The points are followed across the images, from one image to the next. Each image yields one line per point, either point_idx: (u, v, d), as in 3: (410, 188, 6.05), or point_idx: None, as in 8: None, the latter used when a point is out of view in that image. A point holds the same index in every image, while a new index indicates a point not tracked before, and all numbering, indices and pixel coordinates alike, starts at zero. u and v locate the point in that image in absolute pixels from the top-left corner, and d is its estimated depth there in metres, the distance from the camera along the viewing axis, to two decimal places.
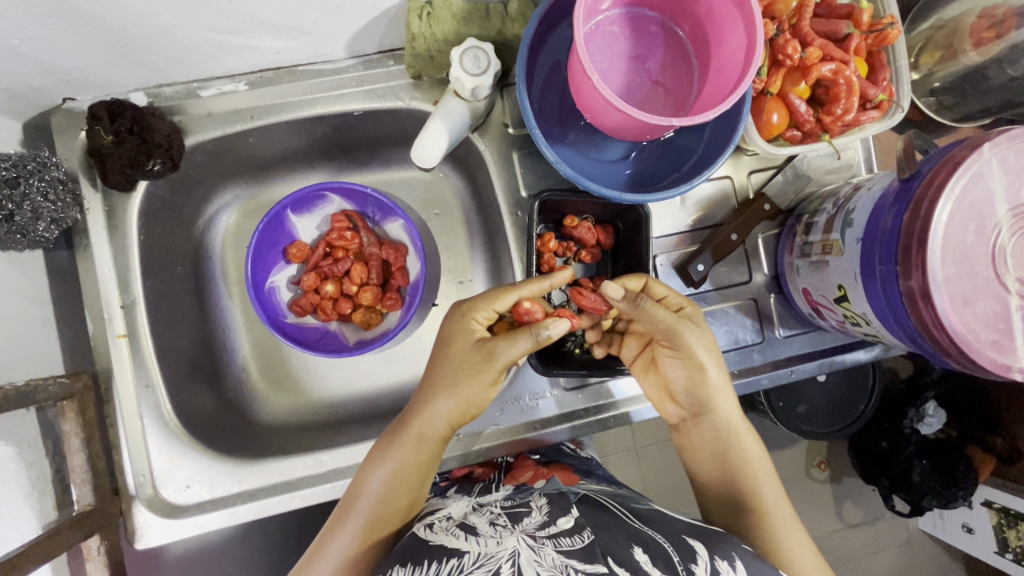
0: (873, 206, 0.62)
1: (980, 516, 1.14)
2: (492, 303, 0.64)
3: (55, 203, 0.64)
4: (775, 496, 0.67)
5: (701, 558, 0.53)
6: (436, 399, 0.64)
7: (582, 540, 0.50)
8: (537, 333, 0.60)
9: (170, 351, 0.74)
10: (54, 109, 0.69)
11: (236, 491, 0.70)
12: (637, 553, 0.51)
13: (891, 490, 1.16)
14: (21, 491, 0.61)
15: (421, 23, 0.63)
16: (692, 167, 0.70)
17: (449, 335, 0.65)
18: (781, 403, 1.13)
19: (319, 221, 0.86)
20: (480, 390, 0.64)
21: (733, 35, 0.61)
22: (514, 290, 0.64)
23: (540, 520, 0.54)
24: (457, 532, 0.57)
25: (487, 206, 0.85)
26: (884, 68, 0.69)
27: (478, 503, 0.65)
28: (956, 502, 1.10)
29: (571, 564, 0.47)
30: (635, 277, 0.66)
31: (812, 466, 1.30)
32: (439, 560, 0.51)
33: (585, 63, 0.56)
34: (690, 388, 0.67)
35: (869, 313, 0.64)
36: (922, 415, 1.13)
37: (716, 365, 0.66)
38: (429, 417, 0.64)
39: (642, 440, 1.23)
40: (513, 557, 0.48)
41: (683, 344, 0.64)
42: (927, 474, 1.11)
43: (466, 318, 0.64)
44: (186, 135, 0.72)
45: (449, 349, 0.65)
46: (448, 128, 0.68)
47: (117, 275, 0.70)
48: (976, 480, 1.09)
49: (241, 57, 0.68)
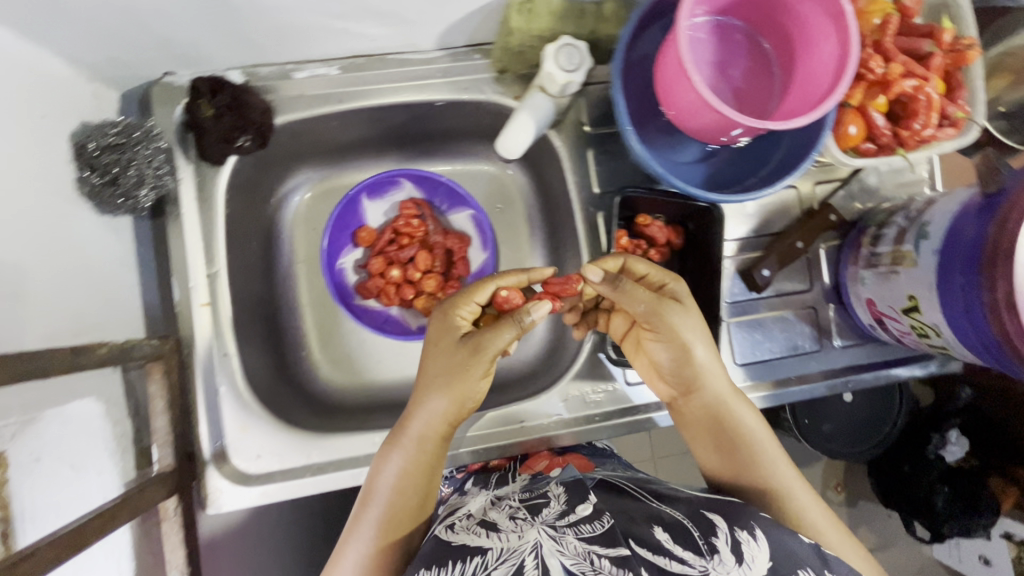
0: (949, 220, 0.64)
1: (997, 548, 1.12)
2: (472, 297, 0.66)
3: (157, 168, 0.67)
4: (780, 464, 0.65)
5: (720, 531, 0.52)
6: (428, 400, 0.63)
7: (602, 526, 0.51)
8: (521, 320, 0.62)
9: (243, 323, 0.76)
10: (155, 82, 0.71)
11: (303, 464, 0.71)
12: (658, 532, 0.52)
13: (911, 516, 1.18)
14: (107, 447, 0.63)
15: (520, 18, 0.66)
16: (771, 171, 0.72)
17: (435, 333, 0.66)
18: (807, 420, 1.13)
19: (386, 208, 0.88)
20: (476, 383, 0.64)
21: (822, 47, 0.63)
22: (491, 281, 0.67)
23: (559, 510, 0.56)
24: (478, 530, 0.57)
25: (553, 202, 0.87)
26: (961, 87, 0.71)
27: (495, 497, 0.68)
28: (978, 530, 1.10)
29: (593, 550, 0.47)
30: (613, 258, 0.68)
31: (828, 488, 1.32)
32: (463, 560, 0.51)
33: (688, 64, 0.57)
34: (678, 369, 0.68)
35: (941, 324, 0.65)
36: (945, 441, 1.15)
37: (702, 343, 0.66)
38: (425, 417, 0.63)
39: (659, 451, 1.23)
40: (536, 550, 0.48)
41: (670, 326, 0.65)
42: (950, 501, 1.11)
43: (451, 312, 0.66)
44: (277, 114, 0.74)
45: (436, 347, 0.65)
46: (535, 120, 0.71)
47: (203, 245, 0.71)
48: (997, 511, 1.09)
49: (338, 42, 0.70)
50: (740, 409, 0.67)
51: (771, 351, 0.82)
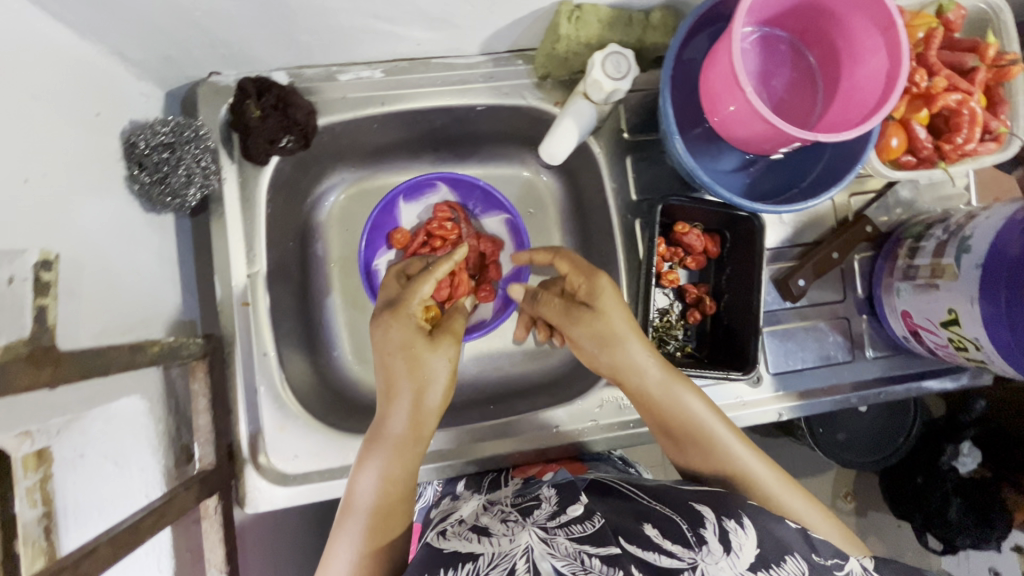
0: (994, 233, 0.64)
1: (1010, 560, 1.13)
2: (417, 294, 0.71)
3: (205, 167, 0.67)
4: (740, 448, 0.64)
5: (709, 522, 0.51)
6: (396, 402, 0.65)
7: (593, 526, 0.51)
8: (464, 311, 0.75)
9: (280, 323, 0.76)
10: (201, 82, 0.72)
11: (340, 465, 0.71)
12: (648, 529, 0.51)
13: (924, 527, 1.18)
14: (149, 445, 0.63)
15: (569, 25, 0.65)
16: (813, 182, 0.72)
17: (386, 338, 0.68)
18: (822, 428, 1.13)
19: (421, 210, 0.88)
20: (438, 376, 0.66)
21: (870, 60, 0.63)
22: (429, 278, 0.73)
23: (550, 510, 0.56)
24: (469, 535, 0.57)
25: (587, 207, 0.87)
26: (1004, 102, 0.71)
27: (488, 502, 0.67)
28: (989, 541, 1.10)
29: (584, 550, 0.46)
30: (546, 253, 0.75)
31: (839, 497, 1.32)
32: (455, 567, 0.49)
33: (741, 76, 0.58)
34: (623, 370, 0.67)
35: (982, 337, 0.65)
36: (957, 453, 1.14)
37: (638, 344, 0.66)
38: (393, 416, 0.65)
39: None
40: (527, 553, 0.47)
41: (607, 329, 0.67)
42: (963, 514, 1.11)
43: (398, 314, 0.69)
44: (319, 116, 0.75)
45: (390, 352, 0.67)
46: (578, 126, 0.71)
47: (244, 244, 0.72)
48: (1010, 522, 1.09)
49: (384, 46, 0.71)
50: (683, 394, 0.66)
51: (805, 360, 0.82)
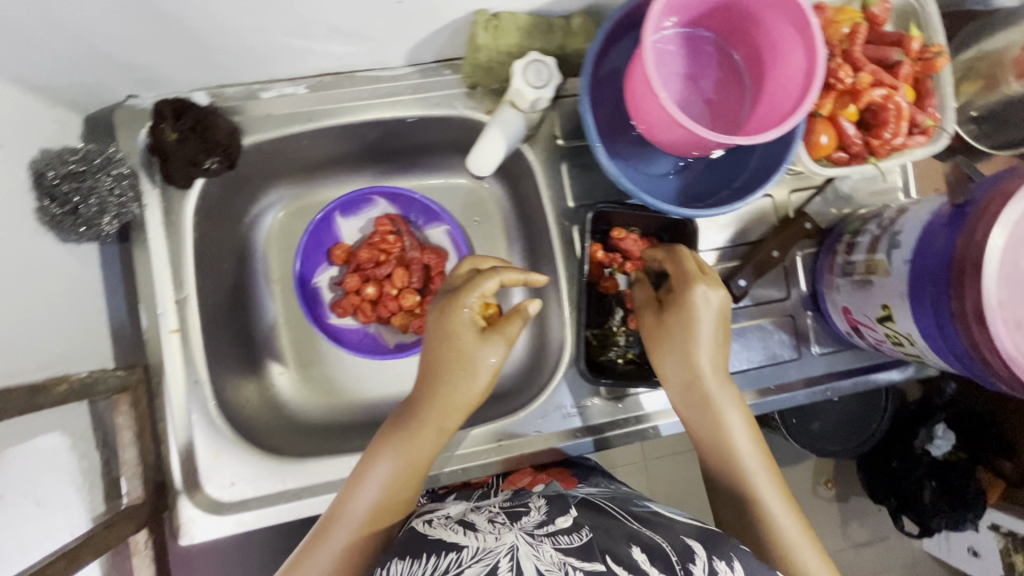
0: (921, 228, 0.64)
1: (986, 539, 1.15)
2: (477, 288, 0.65)
3: (119, 196, 0.65)
4: (770, 492, 0.66)
5: (699, 558, 0.52)
6: (437, 386, 0.66)
7: (579, 539, 0.52)
8: (525, 315, 0.67)
9: (215, 348, 0.75)
10: (117, 106, 0.70)
11: (278, 490, 0.70)
12: (634, 552, 0.52)
13: (898, 510, 1.18)
14: (73, 482, 0.61)
15: (486, 35, 0.65)
16: (741, 185, 0.71)
17: (436, 328, 0.66)
18: (794, 420, 1.15)
19: (362, 224, 0.87)
20: (481, 371, 0.66)
21: (790, 59, 0.63)
22: (495, 274, 0.65)
23: (538, 518, 0.56)
24: (455, 527, 0.58)
25: (529, 215, 0.86)
26: (931, 95, 0.71)
27: (475, 505, 0.67)
28: (964, 522, 1.12)
29: (568, 562, 0.48)
30: (660, 249, 0.72)
31: (819, 484, 1.31)
32: (438, 554, 0.52)
33: (654, 81, 0.57)
34: (685, 377, 0.67)
35: (914, 333, 0.65)
36: (931, 436, 1.13)
37: (708, 346, 0.66)
38: (432, 409, 0.66)
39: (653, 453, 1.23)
40: (511, 552, 0.49)
41: (690, 334, 0.66)
42: (937, 495, 1.12)
43: (456, 308, 0.65)
44: (244, 135, 0.73)
45: (444, 342, 0.66)
46: (505, 137, 0.70)
47: (171, 269, 0.70)
48: (984, 503, 1.10)
49: (304, 62, 0.69)
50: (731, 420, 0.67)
51: (749, 360, 0.81)
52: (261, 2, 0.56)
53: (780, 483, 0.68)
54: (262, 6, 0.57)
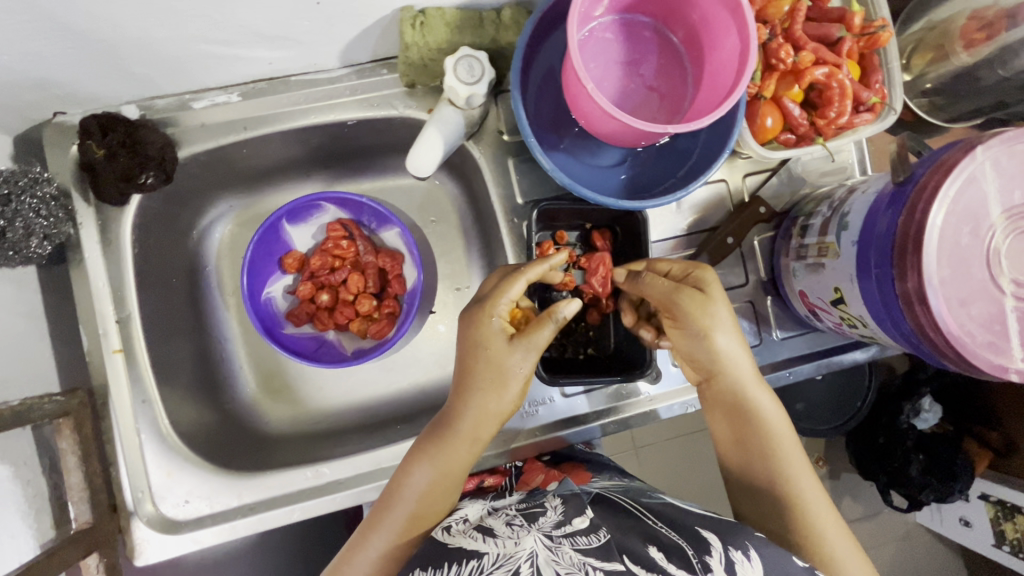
0: (867, 208, 0.63)
1: (977, 509, 1.14)
2: (506, 293, 0.62)
3: (47, 219, 0.64)
4: (808, 485, 0.62)
5: (715, 549, 0.52)
6: (467, 395, 0.63)
7: (599, 539, 0.53)
8: (556, 317, 0.61)
9: (167, 365, 0.74)
10: (45, 124, 0.68)
11: (235, 505, 0.70)
12: (652, 550, 0.53)
13: (887, 486, 1.16)
14: (18, 510, 0.60)
15: (414, 32, 0.64)
16: (687, 172, 0.70)
17: (471, 339, 0.62)
18: (779, 401, 1.13)
19: (314, 230, 0.85)
20: (514, 381, 0.62)
21: (726, 41, 0.61)
22: (520, 275, 0.63)
23: (555, 519, 0.56)
24: (475, 534, 0.58)
25: (483, 212, 0.84)
26: (876, 71, 0.70)
27: (493, 506, 0.66)
28: (954, 495, 1.09)
29: (588, 561, 0.49)
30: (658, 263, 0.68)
31: (810, 463, 1.30)
32: (460, 562, 0.52)
33: (580, 71, 0.56)
34: (714, 360, 0.63)
35: (866, 315, 0.65)
36: (918, 410, 1.12)
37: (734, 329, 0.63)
38: (465, 418, 0.63)
39: (642, 440, 1.22)
40: (531, 558, 0.50)
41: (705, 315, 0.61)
42: (924, 469, 1.11)
43: (485, 316, 0.62)
44: (178, 147, 0.72)
45: (477, 352, 0.62)
46: (443, 136, 0.69)
47: (112, 289, 0.70)
48: (974, 474, 1.08)
49: (233, 69, 0.68)
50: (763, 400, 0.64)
51: None
52: (170, 10, 0.54)
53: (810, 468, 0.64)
54: (173, 14, 0.55)
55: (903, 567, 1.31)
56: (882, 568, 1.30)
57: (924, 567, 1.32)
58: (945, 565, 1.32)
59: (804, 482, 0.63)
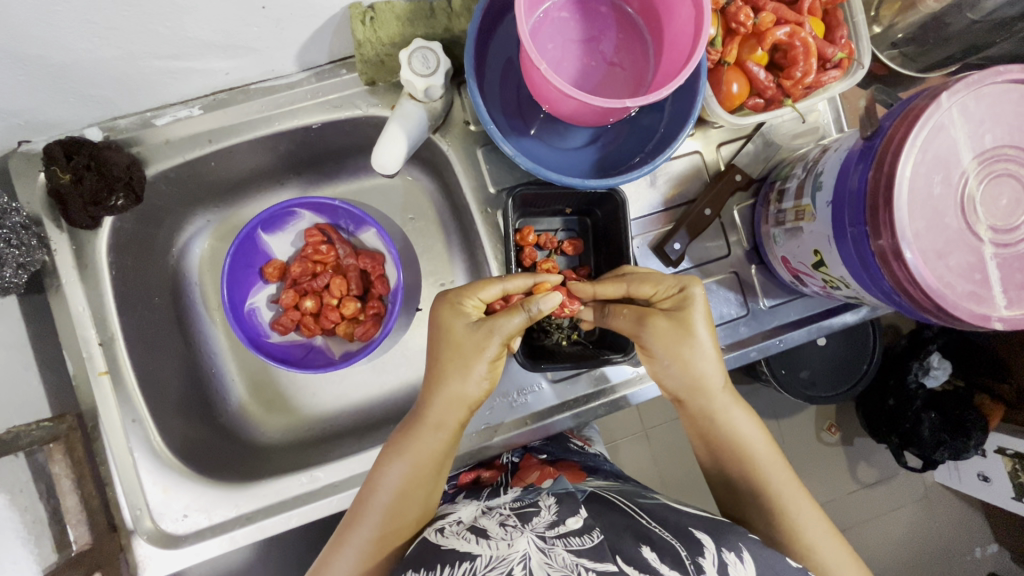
0: (838, 167, 0.62)
1: (994, 463, 1.12)
2: (478, 292, 0.63)
3: (19, 248, 0.65)
4: (776, 468, 0.65)
5: (708, 550, 0.52)
6: (440, 386, 0.63)
7: (592, 540, 0.52)
8: (529, 308, 0.60)
9: (156, 383, 0.75)
10: (10, 154, 0.68)
11: (233, 515, 0.70)
12: (645, 550, 0.53)
13: (902, 447, 1.13)
14: (18, 536, 0.60)
15: (365, 28, 0.64)
16: (654, 146, 0.69)
17: (445, 327, 0.63)
18: (784, 370, 1.09)
19: (293, 238, 0.85)
20: (482, 365, 0.62)
21: (680, 8, 0.60)
22: (497, 282, 0.64)
23: (549, 519, 0.56)
24: (468, 535, 0.58)
25: (458, 204, 0.83)
26: (841, 26, 0.69)
27: (487, 506, 0.66)
28: (968, 452, 1.08)
29: (581, 563, 0.49)
30: (614, 284, 0.67)
31: (822, 430, 1.28)
32: (452, 565, 0.52)
33: (532, 54, 0.54)
34: (680, 382, 0.65)
35: (847, 276, 0.64)
36: (927, 368, 1.11)
37: (708, 360, 0.63)
38: (444, 410, 0.63)
39: (649, 421, 1.21)
40: (525, 560, 0.50)
41: (668, 345, 0.62)
42: (936, 427, 1.09)
43: (449, 307, 0.63)
44: (146, 166, 0.72)
45: (447, 340, 0.63)
46: (406, 131, 0.69)
47: (92, 314, 0.71)
48: (988, 428, 1.08)
49: (190, 82, 0.67)
50: (742, 427, 0.66)
51: None
52: (115, 29, 0.54)
53: (778, 454, 0.67)
54: (119, 33, 0.55)
55: (923, 528, 1.29)
56: (901, 531, 1.29)
57: (942, 526, 1.30)
58: (965, 521, 1.30)
59: (782, 480, 0.65)
